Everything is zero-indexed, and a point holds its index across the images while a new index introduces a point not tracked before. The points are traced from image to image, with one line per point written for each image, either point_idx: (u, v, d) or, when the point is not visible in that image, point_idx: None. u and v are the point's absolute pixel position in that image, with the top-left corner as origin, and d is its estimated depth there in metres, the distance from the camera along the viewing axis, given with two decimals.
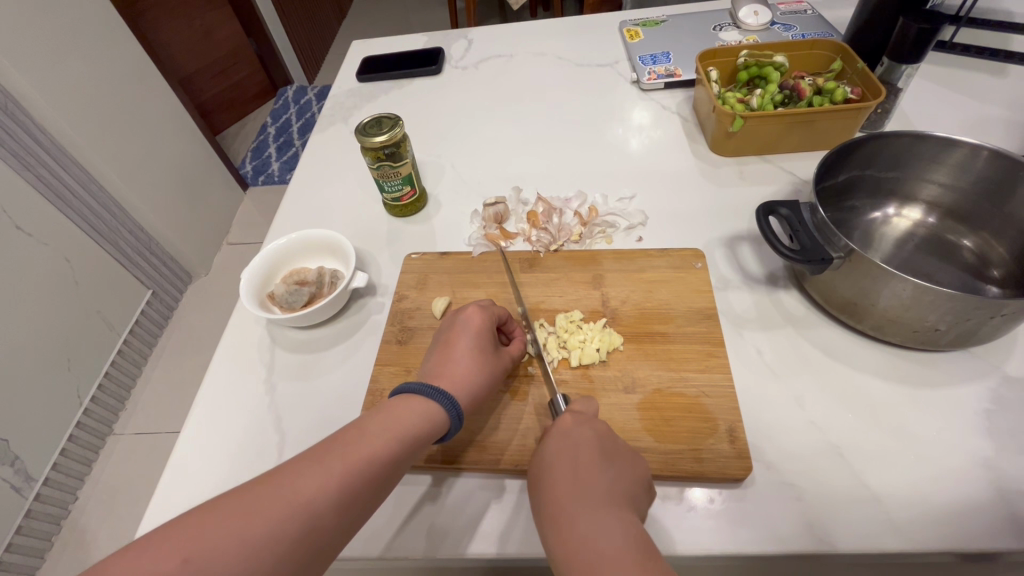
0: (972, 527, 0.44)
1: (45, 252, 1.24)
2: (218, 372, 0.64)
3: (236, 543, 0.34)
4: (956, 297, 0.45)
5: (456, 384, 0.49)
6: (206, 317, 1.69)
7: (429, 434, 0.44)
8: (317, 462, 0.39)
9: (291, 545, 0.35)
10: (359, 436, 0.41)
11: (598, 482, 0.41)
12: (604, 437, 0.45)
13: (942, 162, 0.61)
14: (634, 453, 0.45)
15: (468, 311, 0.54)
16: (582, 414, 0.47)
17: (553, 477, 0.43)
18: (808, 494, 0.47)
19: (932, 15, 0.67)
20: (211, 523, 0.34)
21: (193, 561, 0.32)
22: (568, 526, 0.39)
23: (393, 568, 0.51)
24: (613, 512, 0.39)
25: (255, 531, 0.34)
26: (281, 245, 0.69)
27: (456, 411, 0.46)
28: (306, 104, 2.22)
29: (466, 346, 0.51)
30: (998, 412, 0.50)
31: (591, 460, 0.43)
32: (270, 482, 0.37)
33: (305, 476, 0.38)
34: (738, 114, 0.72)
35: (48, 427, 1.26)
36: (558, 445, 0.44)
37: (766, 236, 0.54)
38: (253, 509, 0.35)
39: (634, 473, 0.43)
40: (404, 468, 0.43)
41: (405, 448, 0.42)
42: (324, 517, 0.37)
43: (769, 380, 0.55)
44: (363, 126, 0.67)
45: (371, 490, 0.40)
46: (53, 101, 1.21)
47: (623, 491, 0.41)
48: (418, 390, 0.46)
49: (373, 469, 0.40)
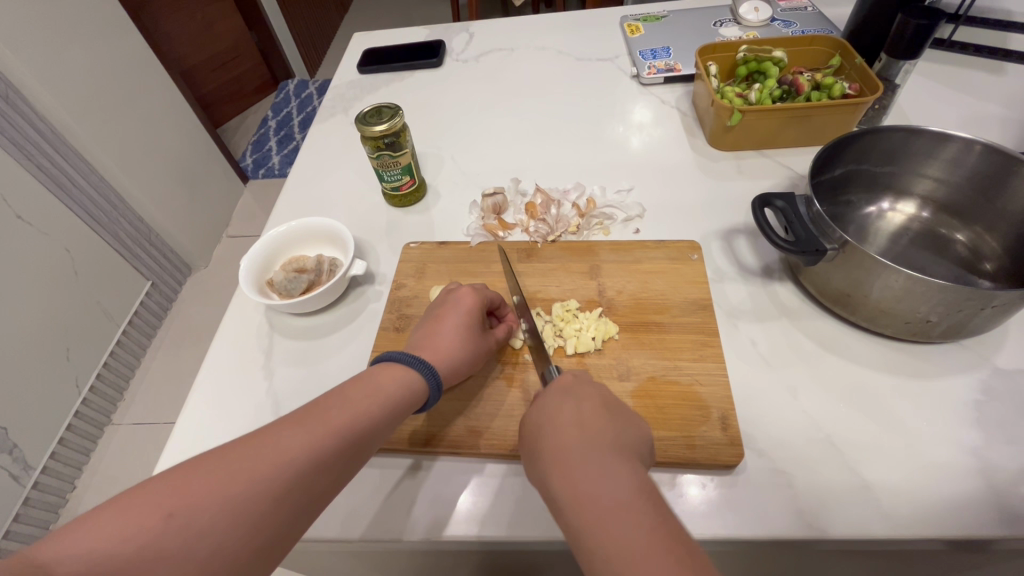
0: (961, 515, 0.45)
1: (44, 241, 1.24)
2: (216, 358, 0.65)
3: (221, 498, 0.34)
4: (948, 288, 0.46)
5: (440, 357, 0.50)
6: (206, 308, 1.69)
7: (411, 402, 0.45)
8: (300, 424, 0.40)
9: (275, 501, 0.36)
10: (341, 400, 0.42)
11: (603, 432, 0.41)
12: (608, 399, 0.45)
13: (937, 157, 0.61)
14: (634, 416, 0.45)
15: (461, 291, 0.55)
16: (584, 376, 0.47)
17: (556, 425, 0.42)
18: (799, 481, 0.48)
19: (931, 11, 0.67)
20: (194, 480, 0.35)
21: (177, 516, 0.33)
22: (572, 467, 0.39)
23: (389, 551, 0.52)
24: (618, 457, 0.39)
25: (239, 487, 0.35)
26: (280, 232, 0.69)
27: (437, 381, 0.48)
28: (307, 97, 2.22)
29: (454, 323, 0.52)
30: (989, 403, 0.51)
31: (594, 414, 0.43)
32: (252, 443, 0.38)
33: (288, 437, 0.38)
34: (736, 108, 0.73)
35: (47, 416, 1.26)
36: (562, 400, 0.44)
37: (761, 228, 0.55)
38: (237, 467, 0.36)
39: (636, 431, 0.43)
40: (387, 432, 0.44)
41: (387, 413, 0.43)
42: (307, 475, 0.38)
43: (762, 370, 0.56)
44: (363, 116, 0.67)
45: (354, 451, 0.41)
46: (54, 90, 1.21)
47: (627, 444, 0.41)
48: (401, 358, 0.47)
49: (356, 432, 0.41)
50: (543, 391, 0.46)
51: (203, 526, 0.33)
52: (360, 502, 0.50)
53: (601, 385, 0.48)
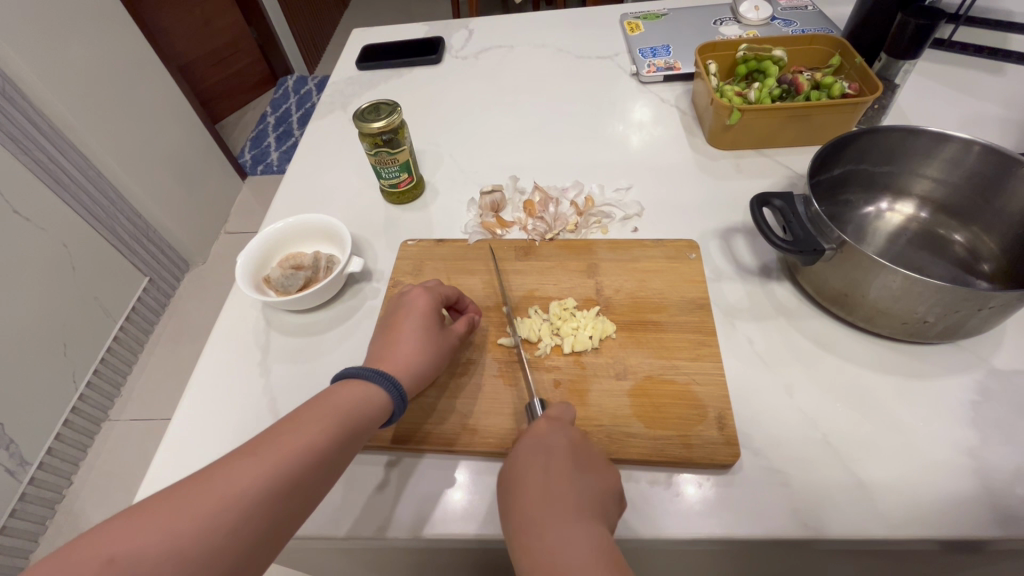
0: (956, 515, 0.45)
1: (42, 236, 1.23)
2: (212, 355, 0.65)
3: (168, 538, 0.34)
4: (945, 288, 0.46)
5: (399, 366, 0.50)
6: (204, 305, 1.69)
7: (373, 417, 0.45)
8: (253, 453, 0.39)
9: (227, 535, 0.35)
10: (297, 425, 0.42)
11: (569, 496, 0.42)
12: (580, 447, 0.45)
13: (935, 157, 0.61)
14: (604, 465, 0.45)
15: (413, 294, 0.55)
16: (559, 420, 0.47)
17: (525, 487, 0.43)
18: (795, 480, 0.48)
19: (931, 11, 0.67)
20: (140, 521, 0.34)
21: (120, 559, 0.32)
22: (536, 539, 0.40)
23: (385, 549, 0.52)
24: (582, 523, 0.40)
25: (188, 523, 0.35)
26: (277, 229, 0.69)
27: (399, 392, 0.47)
28: (306, 93, 2.21)
29: (411, 328, 0.52)
30: (985, 403, 0.51)
31: (562, 472, 0.43)
32: (205, 477, 0.37)
33: (240, 468, 0.38)
34: (736, 107, 0.72)
35: (44, 411, 1.26)
36: (532, 456, 0.45)
37: (759, 227, 0.55)
38: (186, 503, 0.36)
39: (604, 483, 0.44)
40: (349, 454, 0.44)
41: (345, 434, 0.43)
42: (262, 505, 0.37)
43: (760, 370, 0.56)
44: (361, 112, 0.67)
45: (313, 476, 0.41)
46: (52, 84, 1.20)
47: (592, 503, 0.42)
48: (358, 373, 0.47)
49: (314, 456, 0.41)
50: (516, 443, 0.47)
51: (151, 567, 0.33)
52: (355, 499, 0.50)
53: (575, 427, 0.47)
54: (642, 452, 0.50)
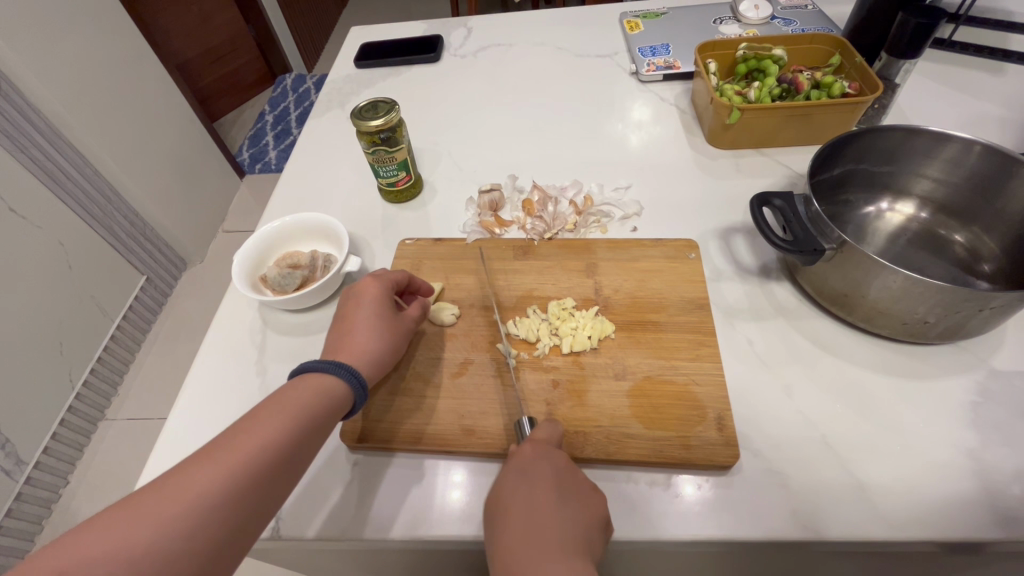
0: (957, 517, 0.44)
1: (37, 234, 1.23)
2: (209, 355, 0.64)
3: (123, 547, 0.33)
4: (946, 289, 0.45)
5: (356, 356, 0.50)
6: (202, 304, 1.68)
7: (334, 407, 0.45)
8: (208, 457, 0.39)
9: (186, 538, 0.35)
10: (253, 425, 0.42)
11: (550, 529, 0.41)
12: (564, 476, 0.45)
13: (936, 157, 0.61)
14: (587, 495, 0.44)
15: (364, 285, 0.55)
16: (544, 445, 0.46)
17: (509, 516, 0.43)
18: (794, 482, 0.48)
19: (932, 10, 0.67)
20: (93, 533, 0.34)
21: (74, 572, 0.32)
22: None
23: (381, 550, 0.51)
24: (559, 561, 0.39)
25: (143, 530, 0.34)
26: (273, 228, 0.69)
27: (359, 379, 0.48)
28: (305, 91, 2.20)
29: (365, 317, 0.52)
30: (986, 404, 0.51)
31: (545, 503, 0.43)
32: (158, 486, 0.37)
33: (195, 474, 0.38)
34: (735, 106, 0.72)
35: (40, 411, 1.25)
36: (513, 490, 0.44)
37: (759, 227, 0.54)
38: (139, 512, 0.35)
39: (587, 514, 0.43)
40: (310, 449, 0.44)
41: (305, 427, 0.43)
42: (221, 506, 0.37)
43: (760, 370, 0.56)
44: (359, 110, 0.66)
45: (274, 472, 0.41)
46: (49, 81, 1.20)
47: (574, 538, 0.41)
48: (314, 366, 0.47)
49: (272, 453, 0.41)
50: (502, 469, 0.46)
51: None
52: (352, 500, 0.50)
53: (558, 453, 0.46)
54: (641, 453, 0.49)
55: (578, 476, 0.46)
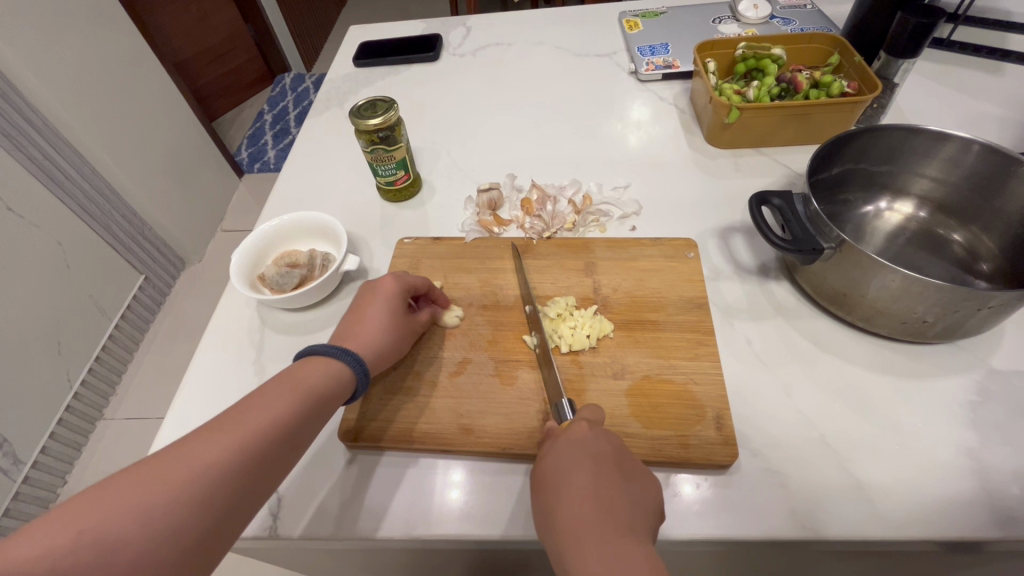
0: (956, 516, 0.44)
1: (34, 233, 1.22)
2: (207, 354, 0.64)
3: (138, 509, 0.33)
4: (944, 288, 0.45)
5: (363, 346, 0.51)
6: (200, 303, 1.68)
7: (338, 390, 0.46)
8: (218, 427, 0.39)
9: (198, 504, 0.35)
10: (261, 399, 0.42)
11: (620, 504, 0.40)
12: (623, 457, 0.44)
13: (934, 156, 0.61)
14: (644, 473, 0.44)
15: (381, 279, 0.56)
16: (599, 427, 0.46)
17: (574, 490, 0.41)
18: (793, 481, 0.48)
19: (931, 10, 0.67)
20: (107, 496, 0.34)
21: (90, 531, 0.32)
22: (588, 542, 0.38)
23: (379, 550, 0.51)
24: (633, 536, 0.38)
25: (157, 493, 0.34)
26: (270, 227, 0.68)
27: (362, 368, 0.49)
28: (303, 91, 2.20)
29: (376, 310, 0.53)
30: (984, 404, 0.51)
31: (611, 478, 0.42)
32: (170, 452, 0.37)
33: (208, 442, 0.38)
34: (734, 105, 0.72)
35: (38, 410, 1.25)
36: (578, 456, 0.43)
37: (758, 226, 0.54)
38: (152, 476, 0.35)
39: (647, 497, 0.42)
40: (314, 426, 0.44)
41: (312, 406, 0.43)
42: (232, 474, 0.37)
43: (758, 370, 0.56)
44: (357, 109, 0.66)
45: (281, 447, 0.41)
46: (46, 79, 1.19)
47: (639, 516, 0.40)
48: (322, 350, 0.48)
49: (280, 426, 0.41)
50: (558, 442, 0.45)
51: (120, 538, 0.32)
52: (349, 499, 0.50)
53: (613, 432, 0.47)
54: (640, 453, 0.49)
55: (633, 457, 0.45)
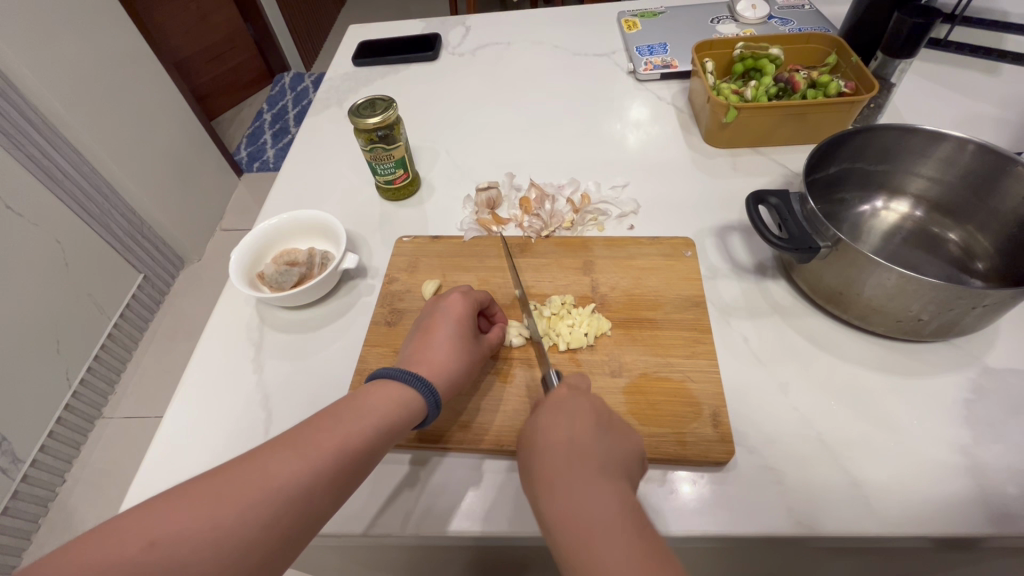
0: (950, 512, 0.45)
1: (34, 232, 1.22)
2: (206, 351, 0.64)
3: (205, 526, 0.34)
4: (939, 286, 0.46)
5: (435, 371, 0.48)
6: (199, 302, 1.68)
7: (407, 419, 0.44)
8: (290, 447, 0.39)
9: (263, 527, 0.35)
10: (334, 423, 0.41)
11: (595, 454, 0.41)
12: (602, 411, 0.45)
13: (930, 156, 0.61)
14: (625, 428, 0.44)
15: (448, 299, 0.54)
16: (579, 388, 0.46)
17: (549, 444, 0.42)
18: (788, 478, 0.48)
19: (927, 11, 0.67)
20: (179, 507, 0.34)
21: (161, 542, 0.33)
22: (561, 491, 0.39)
23: (378, 545, 0.52)
24: (608, 482, 0.39)
25: (226, 513, 0.34)
26: (270, 225, 0.69)
27: (434, 398, 0.46)
28: (303, 90, 2.20)
29: (446, 333, 0.51)
30: (979, 401, 0.51)
31: (587, 430, 0.42)
32: (243, 466, 0.37)
33: (279, 461, 0.38)
34: (732, 105, 0.72)
35: (37, 409, 1.25)
36: (553, 416, 0.44)
37: (755, 225, 0.55)
38: (222, 492, 0.35)
39: (626, 447, 0.43)
40: (379, 455, 0.42)
41: (381, 433, 0.42)
42: (294, 502, 0.37)
43: (754, 368, 0.56)
44: (357, 108, 0.66)
45: (348, 475, 0.40)
46: (45, 78, 1.19)
47: (616, 463, 0.41)
48: (395, 375, 0.46)
49: (348, 455, 0.40)
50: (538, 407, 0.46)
51: (189, 554, 0.33)
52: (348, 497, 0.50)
53: (594, 393, 0.47)
54: None
55: (615, 415, 0.46)
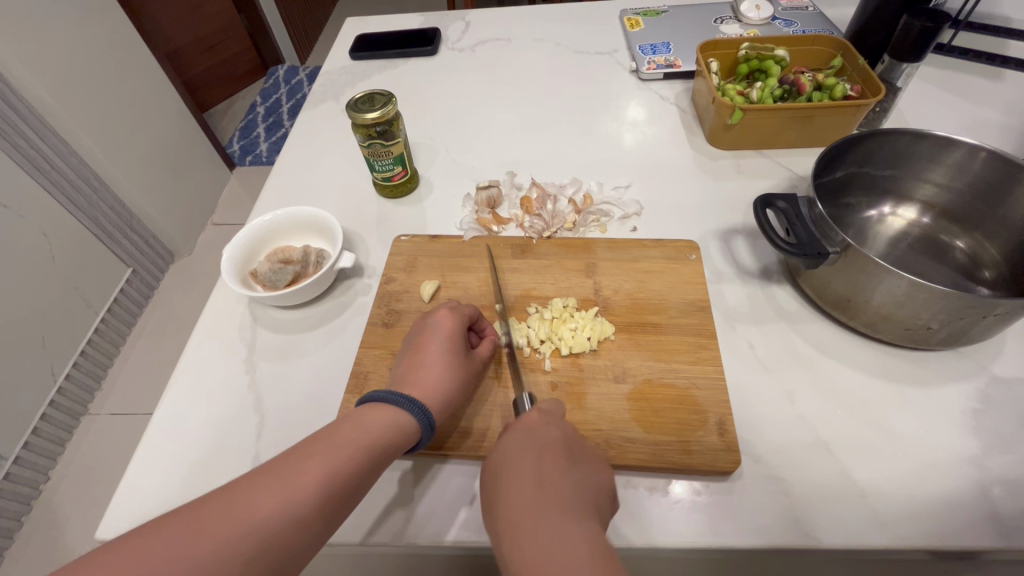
0: (956, 524, 0.44)
1: (19, 224, 1.19)
2: (197, 351, 0.62)
3: (181, 563, 0.32)
4: (950, 295, 0.45)
5: (428, 392, 0.46)
6: (189, 297, 1.65)
7: (400, 444, 0.43)
8: (277, 475, 0.37)
9: (242, 563, 0.34)
10: (323, 447, 0.39)
11: (558, 486, 0.40)
12: (570, 441, 0.44)
13: (940, 162, 0.61)
14: (594, 459, 0.44)
15: (438, 314, 0.52)
16: (550, 414, 0.46)
17: (516, 473, 0.41)
18: (795, 487, 0.47)
19: (935, 15, 0.66)
20: (154, 543, 0.33)
21: None
22: (522, 521, 0.38)
23: (375, 554, 0.50)
24: (576, 519, 0.38)
25: (204, 550, 0.33)
26: (263, 222, 0.67)
27: (428, 419, 0.44)
28: (297, 83, 2.18)
29: (438, 350, 0.49)
30: (987, 411, 0.51)
31: (554, 464, 0.41)
32: (224, 497, 0.35)
33: (263, 492, 0.36)
34: (738, 105, 0.71)
35: (22, 404, 1.22)
36: (523, 446, 0.43)
37: (763, 229, 0.53)
38: (199, 528, 0.34)
39: (594, 479, 0.42)
40: (371, 479, 0.41)
41: (371, 460, 0.40)
42: (278, 534, 0.35)
43: (760, 375, 0.55)
44: (355, 101, 0.64)
45: (337, 504, 0.38)
46: (34, 68, 1.16)
47: (584, 499, 0.40)
48: (386, 398, 0.44)
49: (336, 484, 0.38)
50: (506, 431, 0.45)
51: None
52: None
53: (566, 421, 0.46)
54: (639, 459, 0.48)
55: (584, 443, 0.45)
